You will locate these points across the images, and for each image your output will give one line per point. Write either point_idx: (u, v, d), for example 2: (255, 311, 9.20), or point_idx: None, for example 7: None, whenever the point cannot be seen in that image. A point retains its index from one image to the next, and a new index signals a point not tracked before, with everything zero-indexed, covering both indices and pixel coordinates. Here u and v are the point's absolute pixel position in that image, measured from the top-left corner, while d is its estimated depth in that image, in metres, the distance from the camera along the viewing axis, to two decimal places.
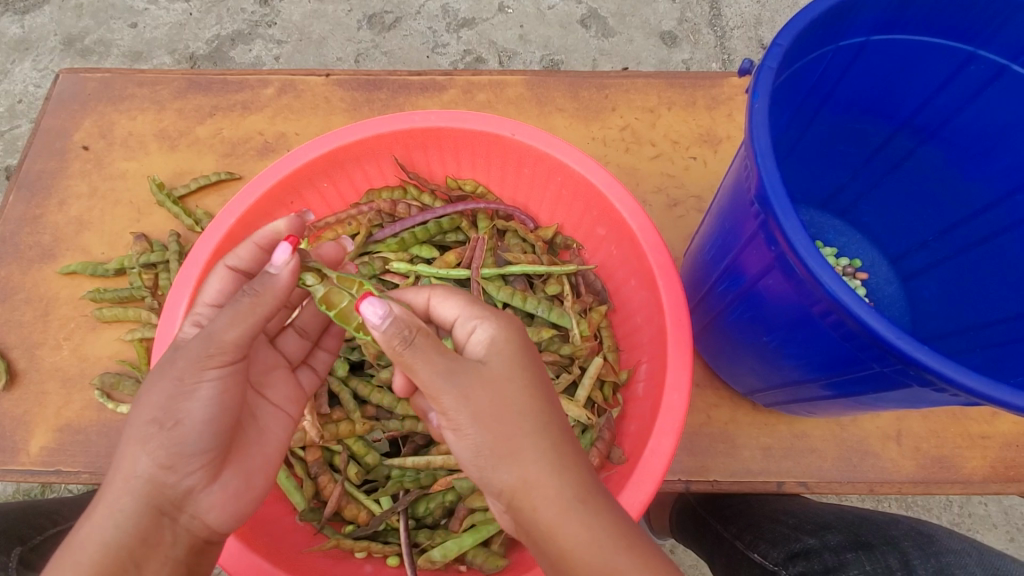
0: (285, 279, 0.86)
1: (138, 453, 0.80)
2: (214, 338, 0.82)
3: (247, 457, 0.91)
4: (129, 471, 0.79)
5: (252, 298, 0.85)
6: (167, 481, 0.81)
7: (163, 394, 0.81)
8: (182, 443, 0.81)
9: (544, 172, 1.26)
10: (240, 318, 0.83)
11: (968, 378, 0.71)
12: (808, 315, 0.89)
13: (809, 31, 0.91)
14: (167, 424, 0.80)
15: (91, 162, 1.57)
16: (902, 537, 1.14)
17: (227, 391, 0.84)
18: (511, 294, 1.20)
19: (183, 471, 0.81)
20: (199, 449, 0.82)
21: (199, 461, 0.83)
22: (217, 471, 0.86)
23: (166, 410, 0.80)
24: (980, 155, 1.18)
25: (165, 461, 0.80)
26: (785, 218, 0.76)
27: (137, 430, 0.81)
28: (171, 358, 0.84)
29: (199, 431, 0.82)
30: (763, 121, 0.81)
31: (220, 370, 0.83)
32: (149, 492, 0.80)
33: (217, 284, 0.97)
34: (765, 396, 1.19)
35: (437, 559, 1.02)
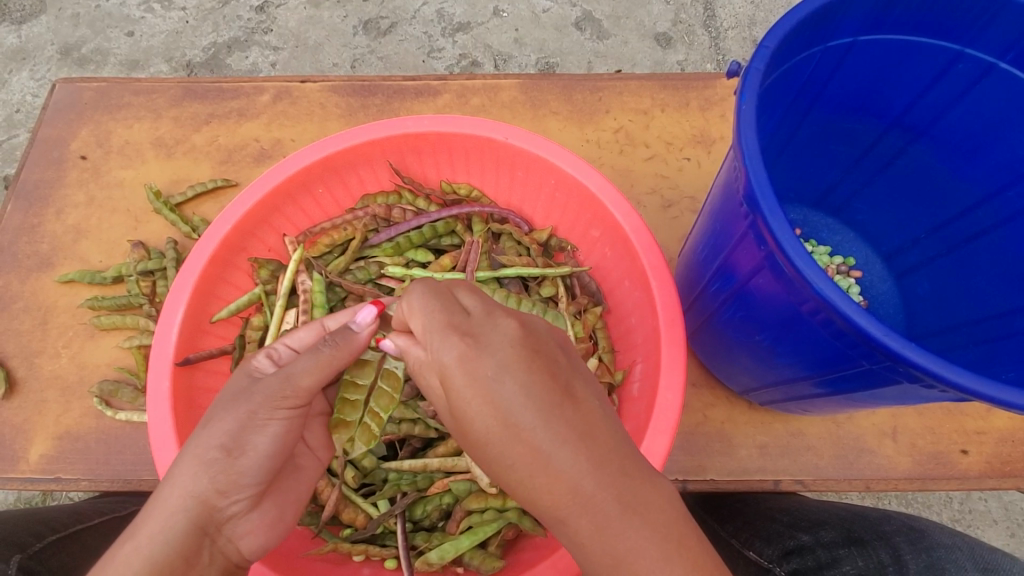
0: (364, 336, 0.93)
1: (201, 475, 0.81)
2: (292, 381, 0.87)
3: (284, 489, 0.94)
4: (186, 490, 0.80)
5: (331, 349, 0.89)
6: (219, 506, 0.82)
7: (233, 422, 0.84)
8: (240, 472, 0.84)
9: (538, 175, 1.27)
10: (319, 366, 0.88)
11: (955, 374, 0.71)
12: (798, 313, 0.89)
13: (796, 32, 0.92)
14: (232, 453, 0.83)
15: (88, 171, 1.58)
16: (895, 532, 1.16)
17: (290, 432, 0.88)
18: (506, 295, 1.19)
19: (235, 498, 0.84)
20: (253, 479, 0.85)
21: (250, 490, 0.85)
22: (260, 501, 0.88)
23: (234, 438, 0.83)
24: (970, 152, 1.19)
25: (224, 487, 0.82)
26: (772, 218, 0.77)
27: (199, 452, 0.82)
28: (248, 388, 0.87)
29: (256, 464, 0.85)
30: (750, 122, 0.82)
31: (289, 412, 0.87)
32: (199, 513, 0.80)
33: (304, 333, 0.98)
34: (760, 395, 1.20)
35: (435, 561, 1.02)
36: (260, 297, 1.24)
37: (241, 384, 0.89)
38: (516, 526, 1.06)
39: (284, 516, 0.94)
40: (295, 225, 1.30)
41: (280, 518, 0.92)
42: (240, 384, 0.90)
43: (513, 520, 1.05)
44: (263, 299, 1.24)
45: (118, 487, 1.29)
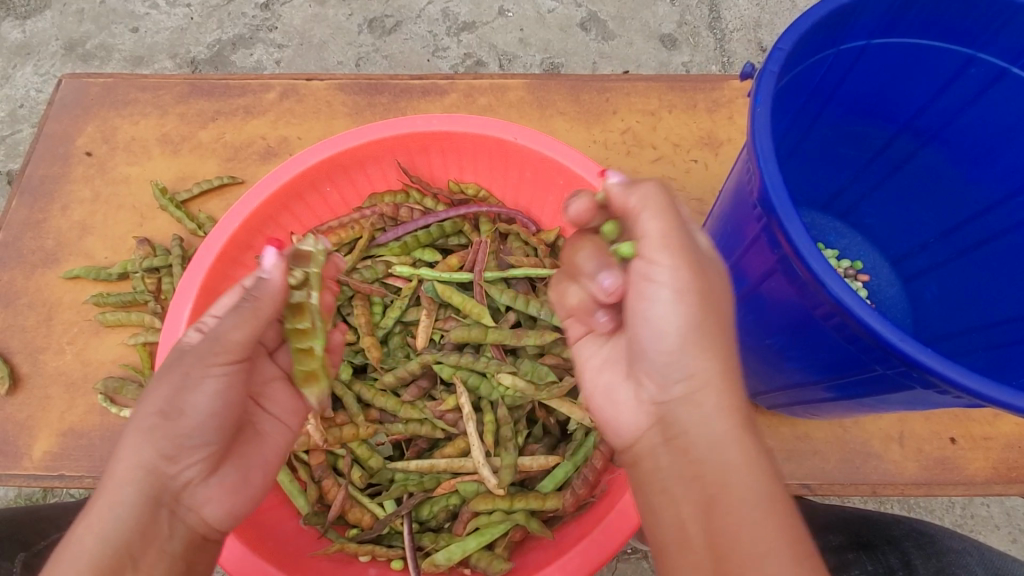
0: (277, 280, 0.85)
1: (142, 444, 0.81)
2: (221, 339, 0.84)
3: (246, 454, 0.93)
4: (135, 462, 0.80)
5: (250, 301, 0.84)
6: (168, 473, 0.81)
7: (168, 389, 0.83)
8: (186, 433, 0.82)
9: (547, 176, 1.27)
10: (245, 322, 0.84)
11: (970, 379, 0.71)
12: (810, 317, 0.89)
13: (810, 34, 0.92)
14: (171, 416, 0.82)
15: (93, 167, 1.57)
16: (905, 537, 1.15)
17: (231, 387, 0.86)
18: (513, 296, 1.20)
19: (186, 463, 0.83)
20: (203, 439, 0.84)
21: (202, 452, 0.84)
22: (219, 466, 0.87)
23: (170, 402, 0.82)
24: (980, 157, 1.18)
25: (170, 453, 0.81)
26: (787, 221, 0.77)
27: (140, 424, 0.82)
28: (181, 359, 0.85)
29: (202, 423, 0.84)
30: (765, 124, 0.81)
31: (227, 367, 0.85)
32: (151, 484, 0.80)
33: (226, 299, 0.87)
34: (767, 398, 1.19)
35: (443, 562, 1.02)
36: None
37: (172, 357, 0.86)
38: (524, 527, 1.06)
39: (248, 481, 0.92)
40: (303, 223, 1.30)
41: (243, 481, 0.91)
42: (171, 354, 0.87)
43: (521, 522, 1.04)
44: None
45: None
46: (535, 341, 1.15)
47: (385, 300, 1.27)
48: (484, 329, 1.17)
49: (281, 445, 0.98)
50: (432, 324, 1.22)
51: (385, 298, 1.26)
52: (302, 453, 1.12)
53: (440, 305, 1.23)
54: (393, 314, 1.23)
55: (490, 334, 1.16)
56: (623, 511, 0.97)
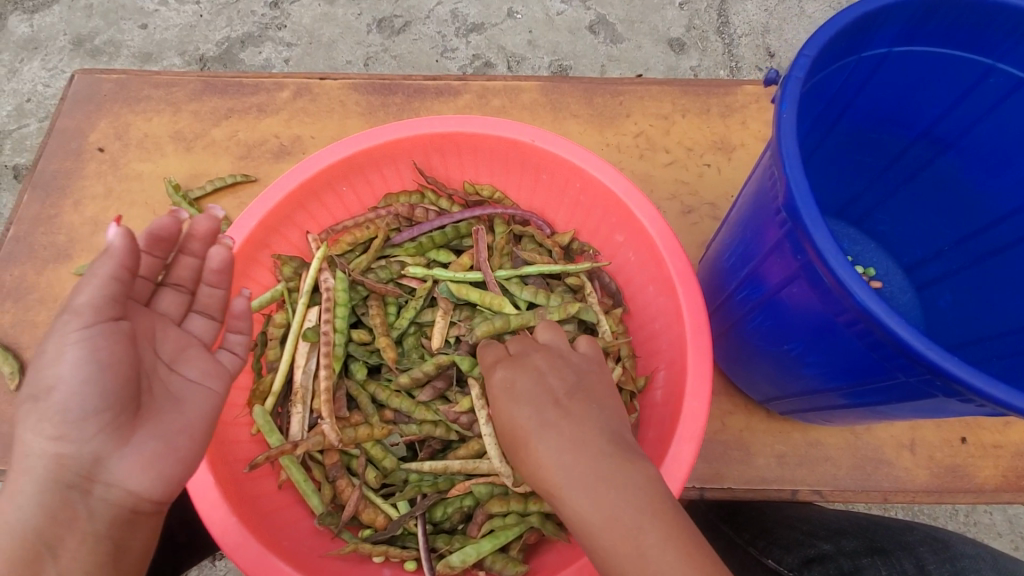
0: (120, 245, 0.88)
1: (31, 428, 0.84)
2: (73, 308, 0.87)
3: (163, 421, 0.91)
4: (61, 450, 0.84)
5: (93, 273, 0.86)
6: (64, 454, 0.84)
7: (60, 358, 0.85)
8: (62, 408, 0.84)
9: (563, 178, 1.27)
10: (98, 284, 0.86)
11: (996, 389, 0.71)
12: (831, 324, 0.89)
13: (834, 42, 0.92)
14: (40, 397, 0.85)
15: (106, 163, 1.57)
16: (919, 542, 1.17)
17: (98, 348, 0.85)
18: (535, 292, 1.22)
19: (78, 440, 0.84)
20: (75, 410, 0.84)
21: (90, 421, 0.85)
22: (126, 437, 0.87)
23: (40, 385, 0.85)
24: (998, 166, 1.18)
25: (58, 433, 0.84)
26: (813, 227, 0.77)
27: (33, 410, 0.85)
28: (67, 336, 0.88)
29: (76, 398, 0.84)
30: (790, 130, 0.81)
31: (79, 330, 0.85)
32: (53, 468, 0.84)
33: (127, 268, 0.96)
34: (782, 404, 1.19)
35: (457, 564, 1.02)
36: (282, 294, 1.23)
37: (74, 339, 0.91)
38: (538, 530, 1.06)
39: (175, 446, 0.92)
40: (318, 222, 1.30)
41: (164, 451, 0.90)
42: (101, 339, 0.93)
43: (536, 525, 1.04)
44: (285, 296, 1.22)
45: None
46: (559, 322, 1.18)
47: (399, 300, 1.27)
48: (507, 318, 1.17)
49: (209, 407, 0.97)
50: (448, 326, 1.21)
51: (399, 299, 1.26)
52: (317, 453, 1.12)
53: (456, 305, 1.24)
54: (408, 315, 1.23)
55: (513, 322, 1.17)
56: None
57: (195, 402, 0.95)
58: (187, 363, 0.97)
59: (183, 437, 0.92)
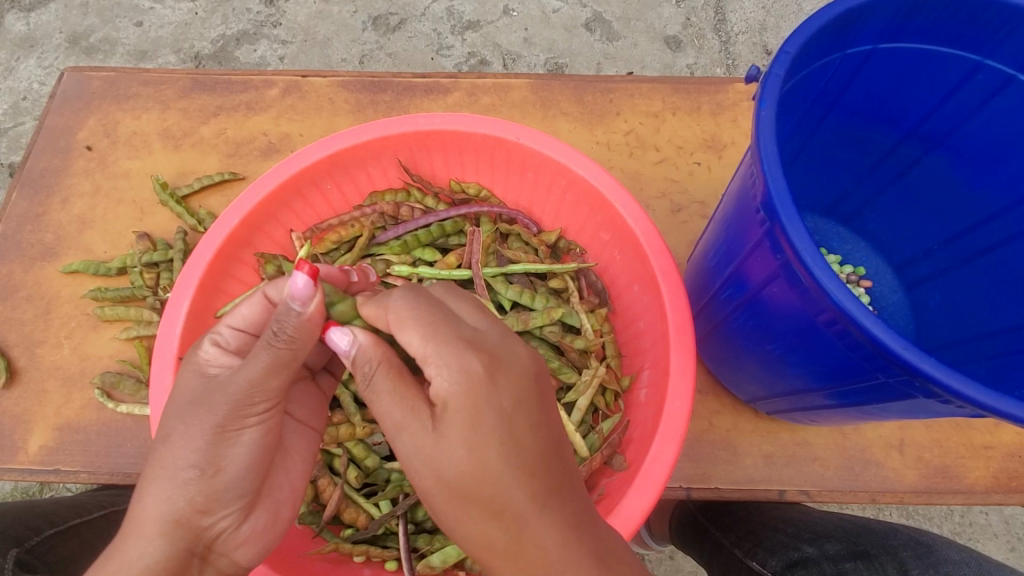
0: (312, 313, 0.79)
1: (174, 496, 0.79)
2: (260, 388, 0.80)
3: (275, 489, 0.91)
4: (177, 513, 0.79)
5: (284, 343, 0.79)
6: (203, 525, 0.81)
7: (201, 439, 0.80)
8: (220, 489, 0.81)
9: (549, 176, 1.26)
10: (281, 367, 0.80)
11: (975, 391, 0.70)
12: (812, 323, 0.89)
13: (816, 38, 0.91)
14: (208, 470, 0.80)
15: (94, 161, 1.57)
16: (901, 546, 1.17)
17: (268, 433, 0.85)
18: (519, 292, 1.21)
19: (221, 514, 0.82)
20: (237, 490, 0.83)
21: (236, 502, 0.84)
22: (252, 510, 0.87)
23: (206, 456, 0.80)
24: (986, 163, 1.17)
25: (204, 507, 0.80)
26: (791, 226, 0.76)
27: (170, 473, 0.79)
28: (207, 394, 0.81)
29: (237, 475, 0.83)
30: (769, 128, 0.81)
31: (261, 416, 0.83)
32: (185, 536, 0.80)
33: (246, 309, 0.89)
34: (768, 404, 1.18)
35: (437, 564, 1.02)
36: None
37: (194, 389, 0.84)
38: None
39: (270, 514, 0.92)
40: (303, 221, 1.29)
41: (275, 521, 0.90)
42: (192, 386, 0.84)
43: None
44: None
45: (117, 480, 1.28)
46: (542, 321, 1.18)
47: None
48: None
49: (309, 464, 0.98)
50: None
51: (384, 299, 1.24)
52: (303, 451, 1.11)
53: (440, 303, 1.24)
54: None
55: None
56: (623, 514, 0.97)
57: (302, 454, 0.97)
58: (296, 403, 0.99)
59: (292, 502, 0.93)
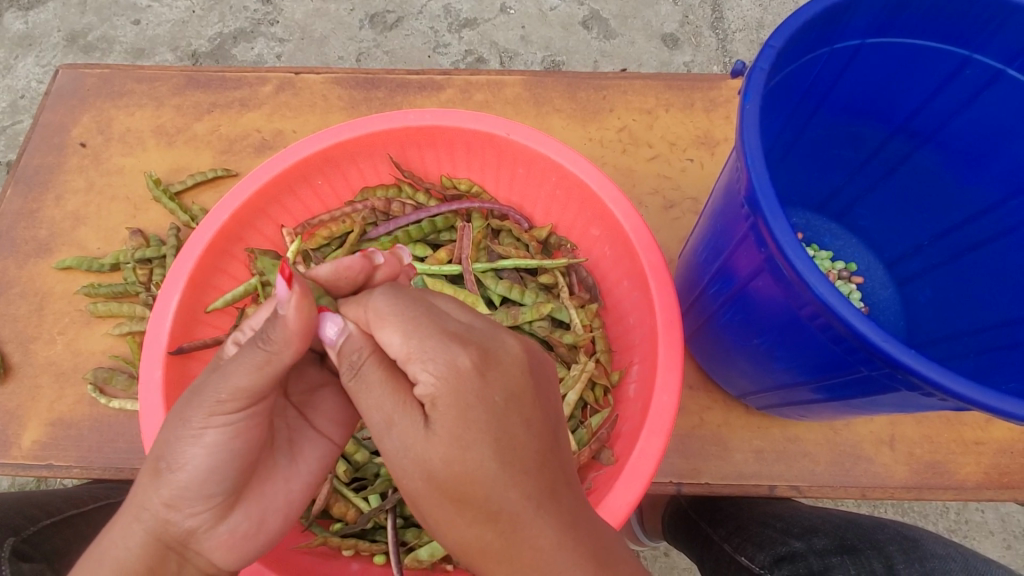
0: (292, 319, 0.75)
1: (148, 487, 0.81)
2: (226, 387, 0.78)
3: (264, 496, 0.89)
4: (146, 505, 0.81)
5: (262, 343, 0.77)
6: (171, 520, 0.81)
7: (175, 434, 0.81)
8: (185, 487, 0.80)
9: (539, 172, 1.26)
10: (254, 368, 0.78)
11: (956, 384, 0.70)
12: (796, 317, 0.89)
13: (802, 33, 0.91)
14: (174, 467, 0.80)
15: (88, 158, 1.57)
16: (888, 541, 1.17)
17: (236, 437, 0.81)
18: (509, 287, 1.22)
19: (188, 512, 0.82)
20: (203, 492, 0.81)
21: (204, 504, 0.82)
22: (227, 513, 0.85)
23: (175, 452, 0.80)
24: (975, 158, 1.17)
25: (172, 502, 0.81)
26: (773, 219, 0.76)
27: (151, 464, 0.82)
28: (194, 389, 0.82)
29: (204, 477, 0.81)
30: (753, 122, 0.81)
31: (228, 417, 0.79)
32: (156, 527, 0.81)
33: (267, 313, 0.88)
34: (758, 399, 1.18)
35: (425, 557, 1.03)
36: (255, 288, 1.22)
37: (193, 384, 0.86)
38: None
39: None
40: (294, 216, 1.29)
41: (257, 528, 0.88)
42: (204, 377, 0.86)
43: None
44: (258, 290, 1.22)
45: (109, 476, 1.29)
46: (531, 315, 1.19)
47: None
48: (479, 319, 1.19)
49: None
50: None
51: None
52: None
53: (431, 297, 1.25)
54: None
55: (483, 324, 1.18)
56: (609, 508, 0.97)
57: (307, 464, 0.95)
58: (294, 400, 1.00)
59: (281, 511, 0.91)
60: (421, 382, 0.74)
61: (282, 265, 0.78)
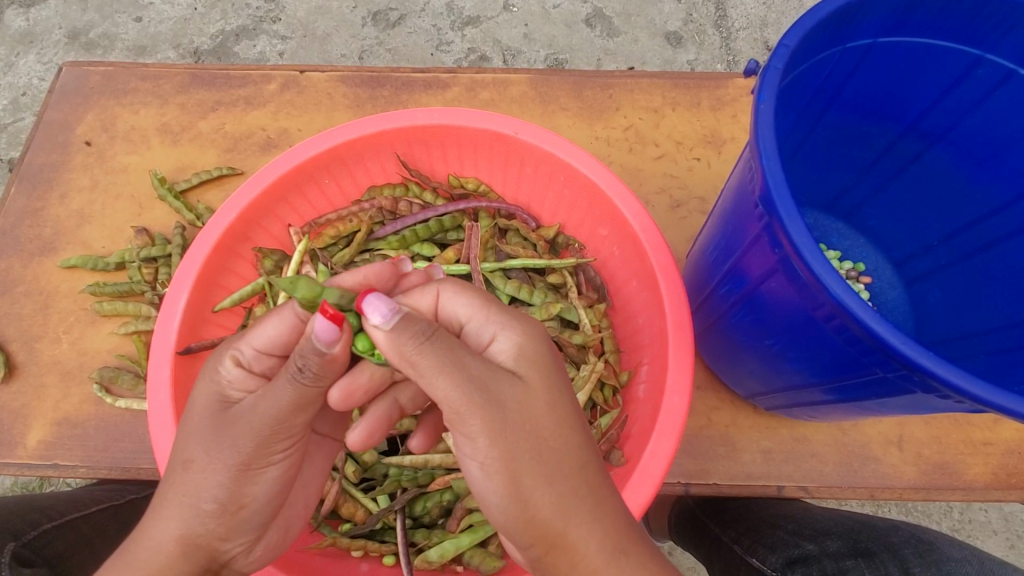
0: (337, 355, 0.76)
1: (194, 526, 0.79)
2: (288, 426, 0.80)
3: (291, 509, 0.93)
4: (191, 541, 0.79)
5: (309, 380, 0.77)
6: (221, 549, 0.82)
7: (224, 473, 0.79)
8: (241, 521, 0.82)
9: (547, 171, 1.25)
10: (306, 399, 0.80)
11: (974, 386, 0.70)
12: (810, 318, 0.88)
13: (816, 32, 0.91)
14: (229, 506, 0.80)
15: (93, 156, 1.56)
16: (904, 544, 1.16)
17: (290, 468, 0.86)
18: (517, 287, 1.22)
19: (236, 541, 0.83)
20: (257, 523, 0.85)
21: (252, 532, 0.85)
22: (264, 534, 0.88)
23: (229, 491, 0.80)
24: (986, 158, 1.17)
25: (225, 536, 0.81)
26: (789, 220, 0.76)
27: (189, 501, 0.79)
28: (231, 424, 0.80)
29: (260, 508, 0.84)
30: (768, 122, 0.80)
31: (286, 452, 0.84)
32: (204, 561, 0.81)
33: (271, 329, 0.84)
34: (767, 399, 1.18)
35: (435, 558, 1.02)
36: (263, 287, 1.22)
37: (213, 414, 0.82)
38: None
39: None
40: (301, 216, 1.29)
41: (285, 536, 0.92)
42: (214, 406, 0.82)
43: None
44: (266, 290, 1.22)
45: (116, 476, 1.28)
46: (541, 315, 1.18)
47: None
48: None
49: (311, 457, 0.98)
50: None
51: None
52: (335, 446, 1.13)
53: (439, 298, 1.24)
54: None
55: None
56: None
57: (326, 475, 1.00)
58: None
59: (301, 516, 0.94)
60: (496, 342, 0.82)
61: (322, 306, 0.74)
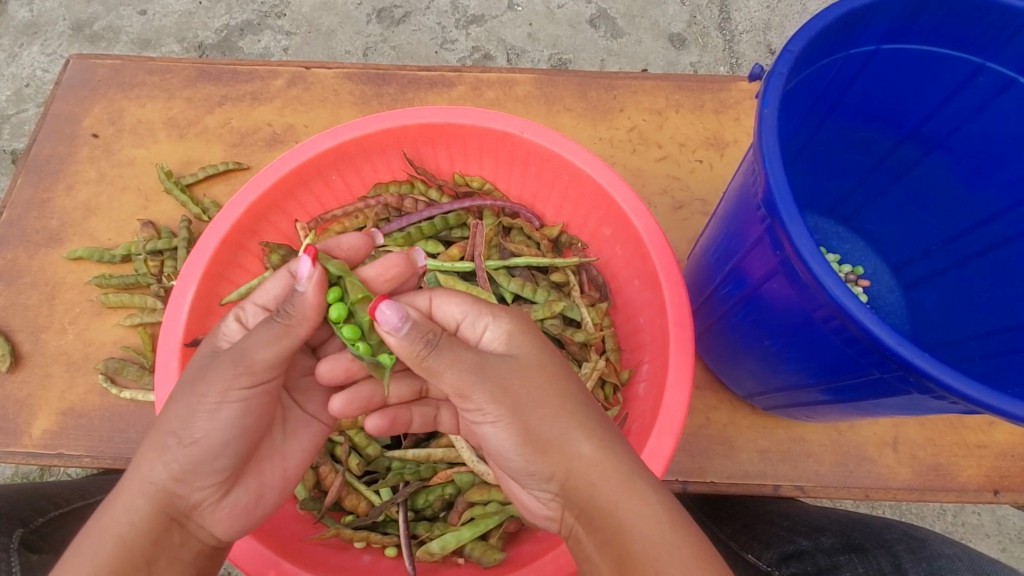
0: (312, 297, 0.85)
1: (154, 461, 0.82)
2: (247, 359, 0.82)
3: (263, 473, 0.93)
4: (149, 478, 0.81)
5: (283, 319, 0.84)
6: (180, 493, 0.82)
7: (184, 408, 0.83)
8: (197, 460, 0.82)
9: (551, 171, 1.27)
10: (273, 339, 0.83)
11: (969, 387, 0.71)
12: (810, 319, 0.90)
13: (820, 38, 0.92)
14: (185, 440, 0.82)
15: (99, 149, 1.57)
16: (896, 541, 1.18)
17: (250, 413, 0.85)
18: (521, 285, 1.23)
19: (197, 486, 0.83)
20: (216, 467, 0.84)
21: (213, 478, 0.84)
22: (231, 488, 0.87)
23: (187, 426, 0.82)
24: (985, 165, 1.19)
25: (181, 476, 0.82)
26: (791, 223, 0.77)
27: (156, 439, 0.83)
28: (205, 367, 0.85)
29: (214, 451, 0.84)
30: (772, 125, 0.82)
31: (245, 392, 0.83)
32: (160, 502, 0.81)
33: (273, 286, 0.96)
34: (765, 399, 1.20)
35: (437, 550, 1.04)
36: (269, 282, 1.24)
37: (199, 362, 0.88)
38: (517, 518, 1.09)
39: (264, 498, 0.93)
40: (308, 211, 1.31)
41: (255, 503, 0.91)
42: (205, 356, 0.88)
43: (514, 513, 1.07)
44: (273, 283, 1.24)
45: (120, 465, 1.30)
46: (543, 313, 1.19)
47: None
48: None
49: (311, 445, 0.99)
50: None
51: None
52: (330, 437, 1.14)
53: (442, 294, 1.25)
54: None
55: None
56: None
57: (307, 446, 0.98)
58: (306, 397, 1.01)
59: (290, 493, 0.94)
60: (485, 338, 0.88)
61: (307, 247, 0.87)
